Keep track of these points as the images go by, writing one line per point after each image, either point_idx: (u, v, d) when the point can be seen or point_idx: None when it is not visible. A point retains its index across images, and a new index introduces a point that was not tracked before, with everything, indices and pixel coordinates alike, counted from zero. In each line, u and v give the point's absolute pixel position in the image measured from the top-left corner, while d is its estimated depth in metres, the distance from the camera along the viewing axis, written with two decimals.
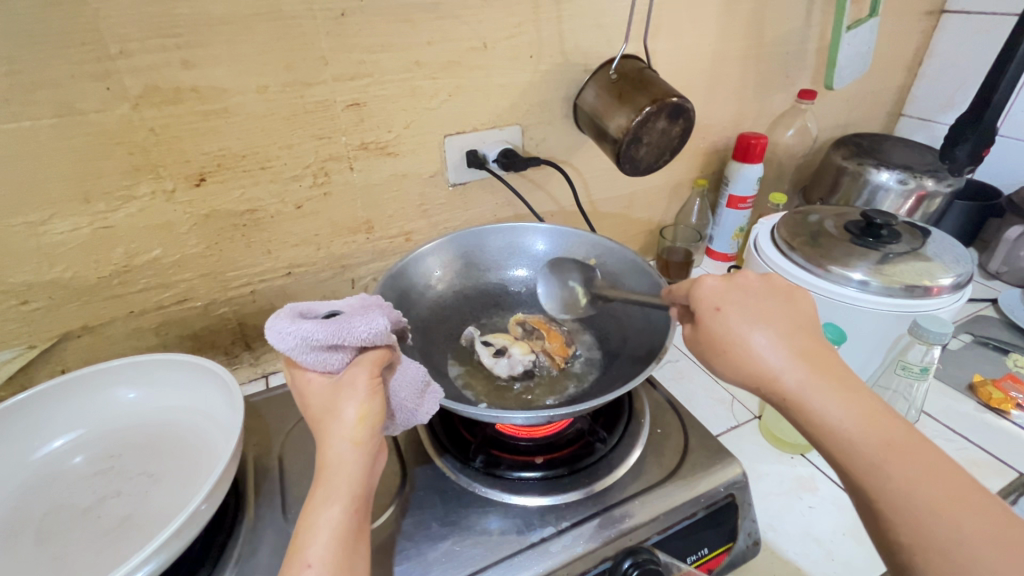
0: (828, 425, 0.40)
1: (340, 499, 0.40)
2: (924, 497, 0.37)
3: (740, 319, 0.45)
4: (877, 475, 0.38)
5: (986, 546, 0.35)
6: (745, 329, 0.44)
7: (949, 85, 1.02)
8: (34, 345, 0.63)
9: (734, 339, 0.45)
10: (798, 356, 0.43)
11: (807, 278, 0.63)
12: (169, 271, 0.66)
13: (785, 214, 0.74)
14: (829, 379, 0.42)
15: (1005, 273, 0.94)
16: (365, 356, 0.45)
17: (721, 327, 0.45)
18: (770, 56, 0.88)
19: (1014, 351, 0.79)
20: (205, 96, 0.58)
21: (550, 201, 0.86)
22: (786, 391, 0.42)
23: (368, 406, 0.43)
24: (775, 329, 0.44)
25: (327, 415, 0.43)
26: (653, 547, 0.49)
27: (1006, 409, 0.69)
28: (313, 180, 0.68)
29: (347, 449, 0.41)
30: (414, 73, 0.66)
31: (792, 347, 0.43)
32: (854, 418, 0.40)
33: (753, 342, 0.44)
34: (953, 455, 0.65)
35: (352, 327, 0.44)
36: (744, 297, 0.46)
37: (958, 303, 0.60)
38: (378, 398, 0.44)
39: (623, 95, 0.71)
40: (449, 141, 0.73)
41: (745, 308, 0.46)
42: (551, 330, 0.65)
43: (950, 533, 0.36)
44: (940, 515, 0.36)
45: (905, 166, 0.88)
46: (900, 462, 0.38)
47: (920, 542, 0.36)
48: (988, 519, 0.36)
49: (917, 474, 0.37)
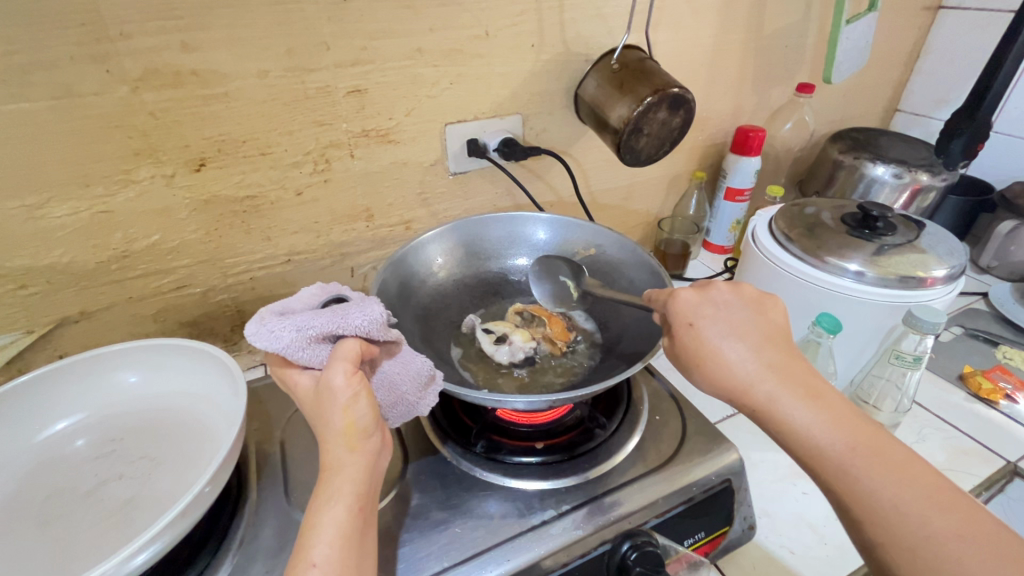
0: (801, 434, 0.42)
1: (343, 498, 0.40)
2: (895, 498, 0.38)
3: (712, 331, 0.46)
4: (849, 481, 0.40)
5: (956, 544, 0.36)
6: (715, 343, 0.45)
7: (944, 81, 1.03)
8: (32, 330, 0.63)
9: (707, 354, 0.46)
10: (769, 369, 0.44)
11: (804, 270, 0.64)
12: (169, 257, 0.66)
13: (784, 205, 0.75)
14: (799, 390, 0.43)
15: (996, 267, 0.95)
16: (352, 341, 0.43)
17: (695, 340, 0.46)
18: (769, 49, 0.89)
19: (1003, 343, 0.80)
20: (206, 79, 0.58)
21: (550, 191, 0.86)
22: (758, 402, 0.43)
23: (354, 411, 0.41)
24: (745, 341, 0.45)
25: (317, 418, 0.43)
26: (652, 530, 0.50)
27: (996, 399, 0.71)
28: (314, 166, 0.68)
29: (341, 451, 0.41)
30: (416, 60, 0.66)
31: (762, 360, 0.44)
32: (827, 425, 0.41)
33: (723, 356, 0.45)
34: (942, 444, 0.66)
35: (349, 311, 0.45)
36: (715, 309, 0.47)
37: (949, 295, 0.61)
38: (362, 399, 0.42)
39: (624, 86, 0.71)
40: (450, 130, 0.73)
41: (716, 319, 0.47)
42: (551, 316, 0.65)
43: (926, 535, 0.37)
44: (912, 516, 0.37)
45: (901, 160, 0.89)
46: (870, 467, 0.39)
47: (898, 546, 0.37)
48: (959, 517, 0.37)
49: (886, 474, 0.39)
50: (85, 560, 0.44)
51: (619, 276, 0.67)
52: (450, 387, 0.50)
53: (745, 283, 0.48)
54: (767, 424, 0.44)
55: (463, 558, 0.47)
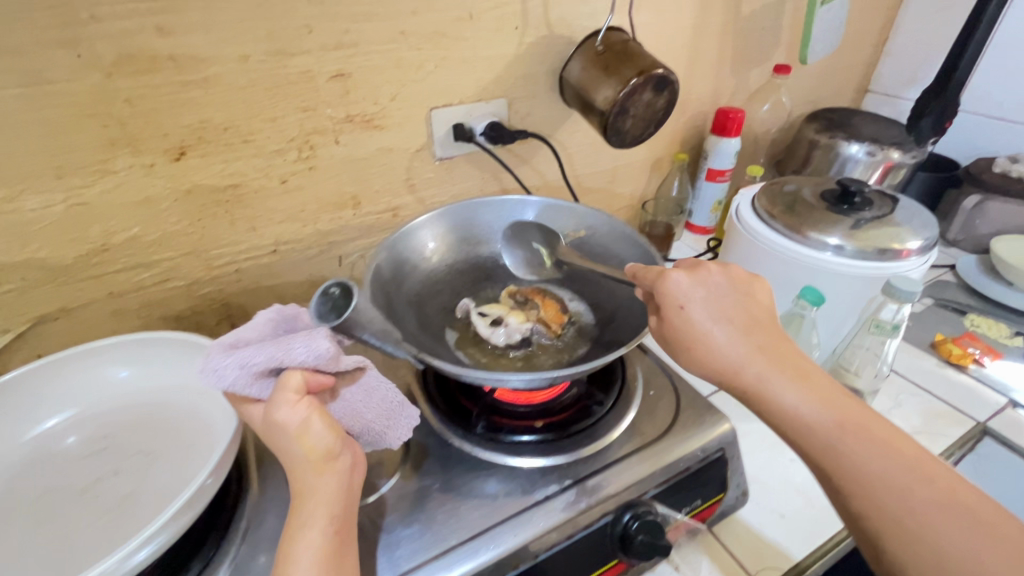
0: (790, 413, 0.43)
1: (318, 519, 0.41)
2: (880, 473, 0.40)
3: (703, 315, 0.47)
4: (837, 456, 0.42)
5: (936, 513, 0.38)
6: (706, 326, 0.46)
7: (912, 61, 1.06)
8: (7, 330, 0.60)
9: (698, 336, 0.47)
10: (755, 351, 0.46)
11: (788, 245, 0.66)
12: (150, 250, 0.64)
13: (764, 184, 0.76)
14: (787, 370, 0.45)
15: (962, 241, 0.99)
16: (296, 375, 0.42)
17: (686, 323, 0.47)
18: (746, 30, 0.90)
19: (971, 312, 0.84)
20: (183, 65, 0.56)
21: (536, 175, 0.86)
22: (746, 380, 0.45)
23: (311, 437, 0.42)
24: (734, 324, 0.47)
25: (278, 443, 0.43)
26: (652, 500, 0.52)
27: (966, 364, 0.75)
28: (298, 154, 0.67)
29: (310, 474, 0.42)
30: (399, 44, 0.65)
31: (751, 342, 0.46)
32: (813, 404, 0.43)
33: (714, 339, 0.46)
34: (918, 407, 0.69)
35: (289, 342, 0.42)
36: (705, 293, 0.48)
37: (924, 266, 0.64)
38: (316, 424, 0.42)
39: (609, 67, 0.71)
40: (435, 114, 0.73)
41: (707, 302, 0.48)
42: (545, 299, 0.66)
43: (909, 506, 0.39)
44: (896, 488, 0.39)
45: (874, 138, 0.91)
46: (857, 443, 0.41)
47: (882, 518, 0.39)
48: (940, 488, 0.39)
49: (870, 448, 0.41)
50: (85, 557, 0.43)
51: (608, 257, 0.68)
52: (453, 367, 0.50)
53: (734, 266, 0.50)
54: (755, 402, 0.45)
55: (471, 535, 0.48)
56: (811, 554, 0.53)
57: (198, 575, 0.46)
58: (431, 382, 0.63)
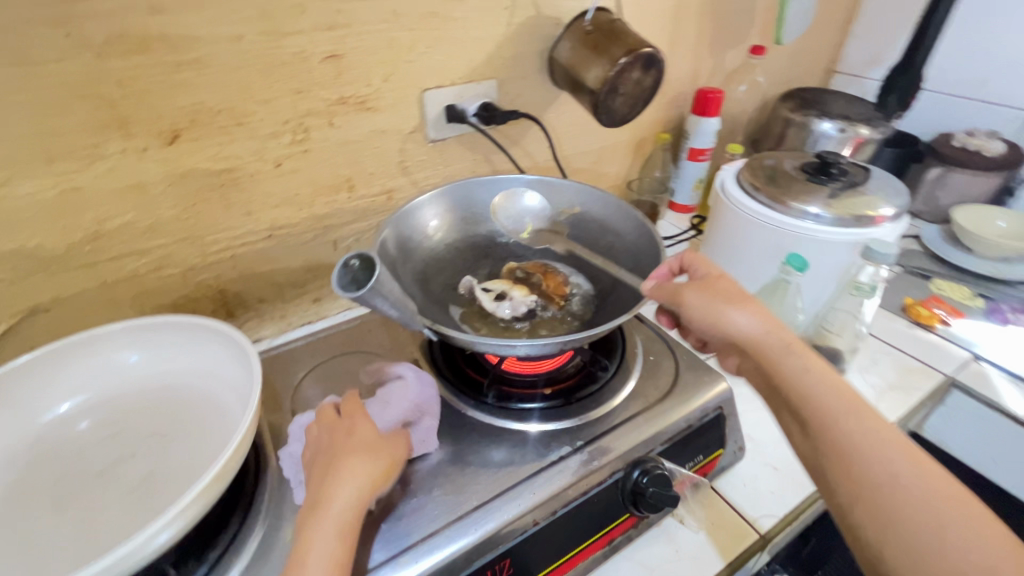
0: (794, 383, 0.48)
1: (338, 525, 0.41)
2: (868, 446, 0.43)
3: (727, 296, 0.53)
4: (830, 424, 0.45)
5: (917, 487, 0.40)
6: (731, 305, 0.52)
7: (876, 42, 1.12)
8: None
9: (721, 312, 0.53)
10: (781, 328, 0.51)
11: (772, 215, 0.69)
12: (145, 236, 0.63)
13: (747, 159, 0.79)
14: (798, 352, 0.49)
15: (925, 213, 1.04)
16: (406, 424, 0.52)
17: (710, 301, 0.53)
18: (723, 12, 0.93)
19: (935, 276, 0.90)
20: (175, 45, 0.55)
21: (526, 156, 0.88)
22: (767, 351, 0.50)
23: (386, 453, 0.47)
24: (756, 311, 0.52)
25: (361, 443, 0.46)
26: (659, 456, 0.54)
27: (932, 324, 0.80)
28: (292, 136, 0.66)
29: (361, 483, 0.44)
30: (391, 24, 0.66)
31: (768, 325, 0.51)
32: (827, 381, 0.47)
33: (735, 316, 0.52)
34: (891, 366, 0.74)
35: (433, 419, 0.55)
36: (731, 285, 0.55)
37: (897, 231, 0.68)
38: (397, 449, 0.48)
39: (598, 47, 0.73)
40: (428, 96, 0.73)
41: (732, 290, 0.54)
42: (546, 273, 0.68)
43: (892, 474, 0.41)
44: (881, 460, 0.42)
45: (845, 115, 0.96)
46: (851, 417, 0.44)
47: (863, 482, 0.42)
48: (925, 469, 0.41)
49: (876, 429, 0.43)
50: (111, 539, 0.43)
51: (604, 232, 0.70)
52: (460, 335, 0.52)
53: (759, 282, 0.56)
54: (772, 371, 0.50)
55: (490, 496, 0.50)
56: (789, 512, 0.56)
57: (225, 551, 0.46)
58: (436, 358, 0.64)
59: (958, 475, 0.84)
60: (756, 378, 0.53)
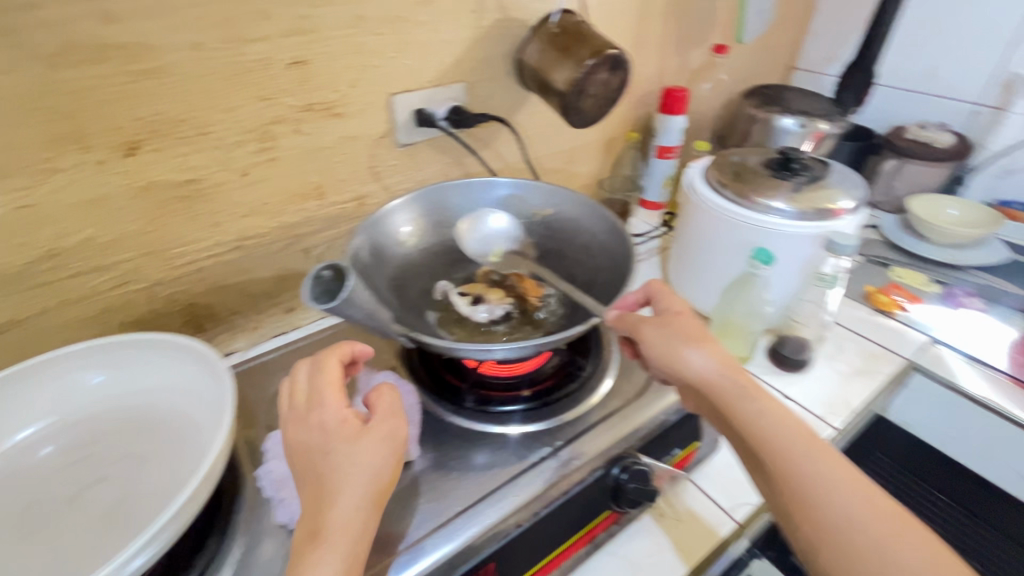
0: (750, 426, 0.49)
1: (342, 558, 0.40)
2: (824, 488, 0.45)
3: (680, 336, 0.53)
4: (786, 468, 0.46)
5: (869, 525, 0.43)
6: (684, 345, 0.52)
7: (832, 40, 1.15)
8: None
9: (675, 353, 0.53)
10: (735, 368, 0.51)
11: (739, 211, 0.71)
12: (107, 251, 0.61)
13: (713, 157, 0.81)
14: (751, 392, 0.50)
15: (883, 203, 1.09)
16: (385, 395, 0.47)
17: (663, 342, 0.53)
18: (686, 12, 0.95)
19: (894, 264, 0.94)
20: (132, 54, 0.53)
21: (497, 158, 0.88)
22: (723, 393, 0.50)
23: (377, 441, 0.44)
24: (708, 348, 0.53)
25: (347, 457, 0.43)
26: (638, 452, 0.56)
27: (892, 310, 0.84)
28: (258, 145, 0.65)
29: (359, 506, 0.42)
30: (357, 29, 0.65)
31: (721, 364, 0.51)
32: (783, 425, 0.48)
33: (688, 356, 0.52)
34: (855, 352, 0.77)
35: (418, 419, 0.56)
36: (683, 320, 0.55)
37: (857, 223, 0.70)
38: (385, 430, 0.45)
39: (564, 49, 0.73)
40: (396, 100, 0.72)
41: (685, 327, 0.54)
42: (522, 275, 0.69)
43: (845, 515, 0.43)
44: (835, 501, 0.44)
45: (805, 111, 0.99)
46: (806, 459, 0.46)
47: (822, 525, 0.44)
48: (873, 504, 0.44)
49: (832, 473, 0.45)
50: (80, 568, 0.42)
51: (577, 233, 0.71)
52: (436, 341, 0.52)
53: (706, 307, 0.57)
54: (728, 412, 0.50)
55: (473, 502, 0.50)
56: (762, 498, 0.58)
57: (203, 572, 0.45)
58: (413, 363, 0.64)
59: (922, 453, 0.87)
60: (714, 418, 0.53)
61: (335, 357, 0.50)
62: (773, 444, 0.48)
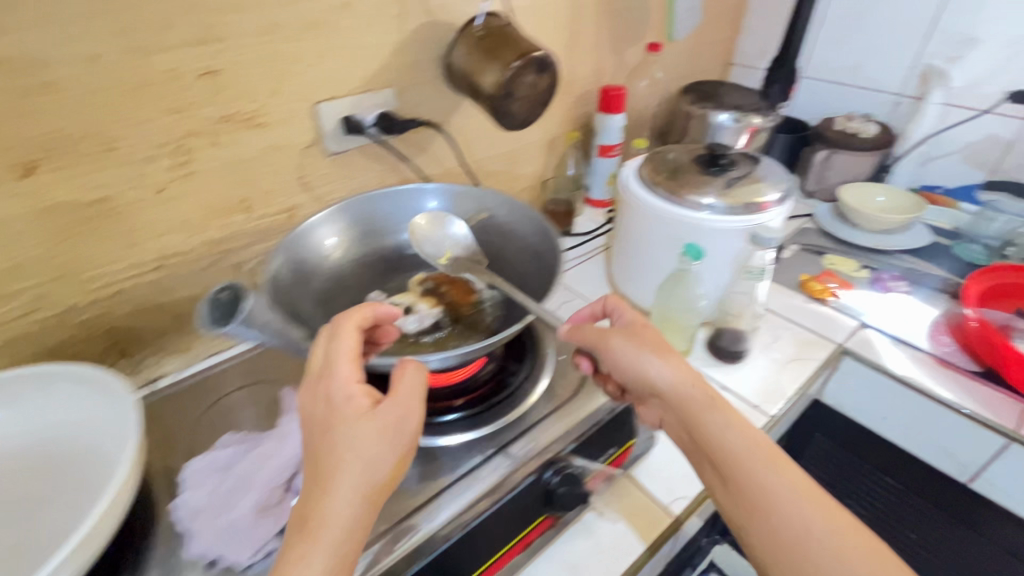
0: (716, 440, 0.49)
1: (331, 556, 0.39)
2: (786, 501, 0.46)
3: (643, 349, 0.53)
4: (752, 481, 0.47)
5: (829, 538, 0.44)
6: (648, 358, 0.52)
7: (764, 36, 1.19)
8: None
9: (640, 367, 0.52)
10: (698, 380, 0.52)
11: (670, 208, 0.72)
12: (7, 279, 0.57)
13: (647, 155, 0.82)
14: (714, 404, 0.51)
15: (818, 192, 1.13)
16: (409, 375, 0.46)
17: (628, 355, 0.53)
18: (619, 12, 0.96)
19: (827, 252, 0.97)
20: (21, 69, 0.50)
21: (435, 163, 0.87)
22: (689, 404, 0.51)
23: (382, 421, 0.43)
24: (670, 359, 0.53)
25: (347, 440, 0.42)
26: (571, 455, 0.54)
27: (825, 298, 0.87)
28: (172, 160, 0.62)
29: (354, 500, 0.41)
30: (272, 37, 0.63)
31: (684, 376, 0.52)
32: (747, 438, 0.49)
33: (650, 369, 0.52)
34: (788, 338, 0.80)
35: None
36: (645, 332, 0.55)
37: (783, 215, 0.71)
38: (394, 410, 0.44)
39: (490, 52, 0.73)
40: (322, 109, 0.71)
41: (648, 339, 0.54)
42: (453, 282, 0.69)
43: (805, 529, 0.45)
44: (796, 517, 0.45)
45: (738, 107, 1.01)
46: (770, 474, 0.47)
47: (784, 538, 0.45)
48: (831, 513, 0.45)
49: (792, 484, 0.47)
50: None
51: (509, 236, 0.71)
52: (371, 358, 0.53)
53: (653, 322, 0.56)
54: (693, 425, 0.51)
55: (399, 520, 0.48)
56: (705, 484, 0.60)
57: None
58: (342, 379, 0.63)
59: (864, 438, 0.90)
60: (678, 431, 0.53)
61: (355, 328, 0.49)
62: (733, 462, 0.48)
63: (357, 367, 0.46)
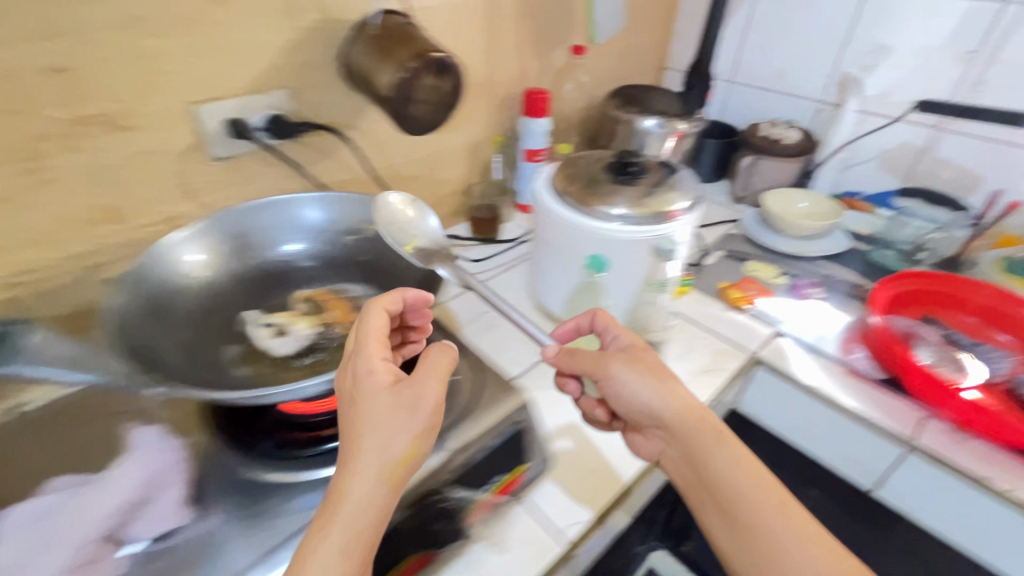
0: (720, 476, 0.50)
1: (343, 538, 0.40)
2: (786, 542, 0.46)
3: (642, 376, 0.56)
4: (754, 521, 0.47)
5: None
6: (648, 389, 0.55)
7: (693, 41, 1.19)
8: None
9: (644, 399, 0.55)
10: (699, 415, 0.54)
11: (575, 218, 0.70)
12: None
13: (563, 162, 0.79)
14: (714, 440, 0.52)
15: (747, 197, 1.13)
16: (436, 357, 0.47)
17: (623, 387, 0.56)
18: (541, 13, 0.93)
19: (748, 259, 0.97)
20: None
21: (343, 168, 0.82)
22: (692, 436, 0.53)
23: (403, 398, 0.44)
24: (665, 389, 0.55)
25: (369, 414, 0.44)
26: (452, 486, 0.52)
27: (743, 304, 0.86)
28: (17, 167, 0.56)
29: (376, 484, 0.42)
30: (135, 32, 0.57)
31: (680, 406, 0.54)
32: (750, 473, 0.50)
33: (641, 396, 0.55)
34: (703, 350, 0.79)
35: (173, 483, 0.52)
36: (648, 357, 0.58)
37: (691, 225, 0.70)
38: (415, 390, 0.45)
39: (387, 52, 0.69)
40: (201, 110, 0.65)
41: (650, 366, 0.57)
42: (334, 300, 0.71)
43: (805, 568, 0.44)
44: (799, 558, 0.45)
45: (663, 112, 1.00)
46: (772, 515, 0.47)
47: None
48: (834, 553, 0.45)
49: (794, 521, 0.47)
50: None
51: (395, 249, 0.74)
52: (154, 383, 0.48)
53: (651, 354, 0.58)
54: (701, 454, 0.52)
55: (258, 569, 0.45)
56: (633, 477, 0.61)
57: None
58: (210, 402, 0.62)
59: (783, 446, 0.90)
60: (680, 466, 0.55)
61: (378, 313, 0.52)
62: (736, 497, 0.49)
63: (380, 344, 0.49)
